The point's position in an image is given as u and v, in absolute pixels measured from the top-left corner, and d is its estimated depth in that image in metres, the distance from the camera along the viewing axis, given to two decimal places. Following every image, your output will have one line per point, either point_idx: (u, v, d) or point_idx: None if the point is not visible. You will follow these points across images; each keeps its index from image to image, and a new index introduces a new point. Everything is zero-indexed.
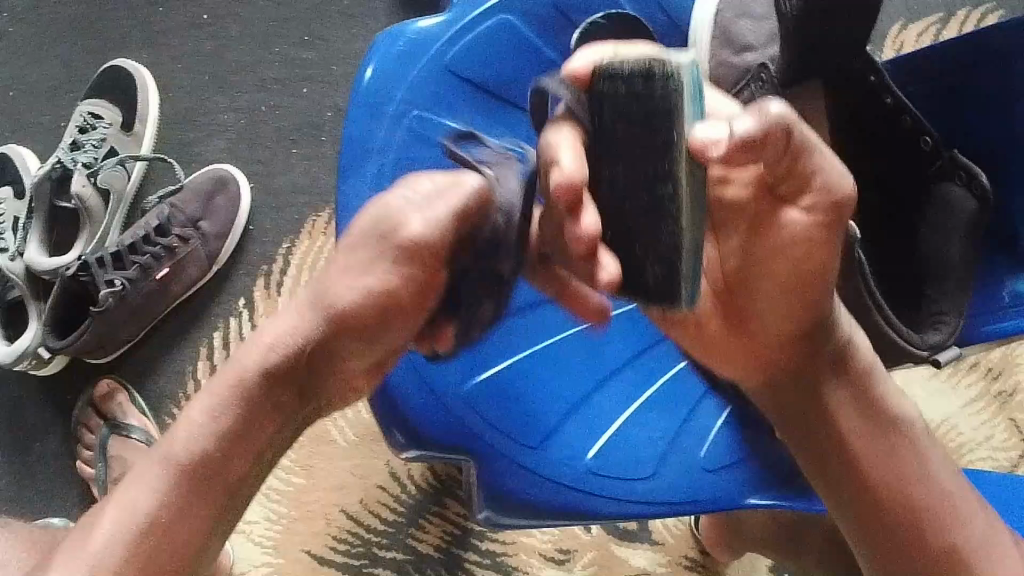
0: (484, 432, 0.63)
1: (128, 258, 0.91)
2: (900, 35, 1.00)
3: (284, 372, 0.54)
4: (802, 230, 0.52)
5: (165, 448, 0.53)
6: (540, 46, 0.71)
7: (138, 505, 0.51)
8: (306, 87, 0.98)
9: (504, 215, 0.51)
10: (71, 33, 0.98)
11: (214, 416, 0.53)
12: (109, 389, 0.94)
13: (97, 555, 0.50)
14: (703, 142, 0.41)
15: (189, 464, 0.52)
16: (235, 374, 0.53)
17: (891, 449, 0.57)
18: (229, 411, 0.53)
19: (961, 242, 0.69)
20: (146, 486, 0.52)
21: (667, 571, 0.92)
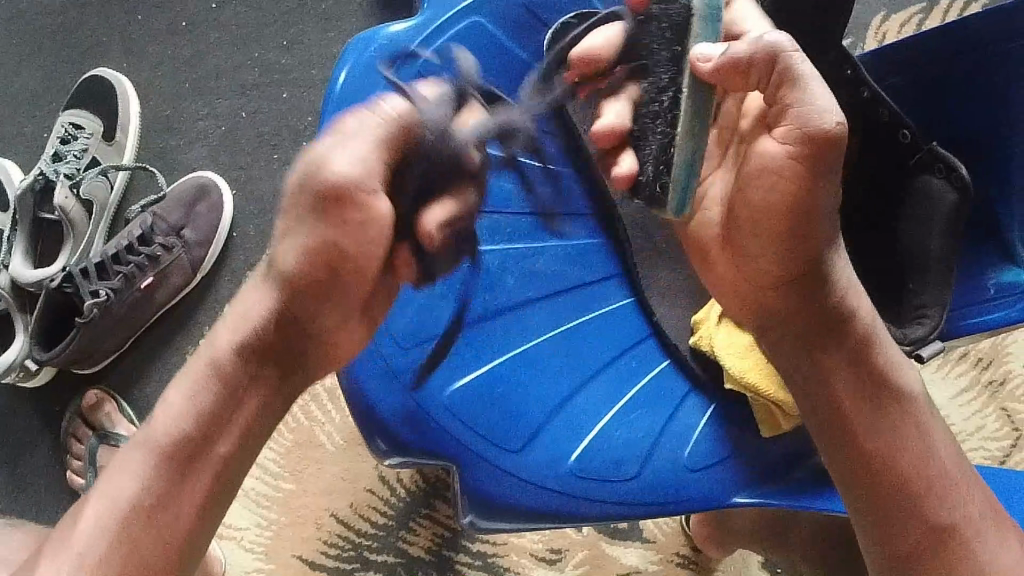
0: (462, 434, 0.62)
1: (111, 268, 0.91)
2: (882, 26, 1.00)
3: (257, 343, 0.51)
4: (777, 162, 0.53)
5: (146, 432, 0.51)
6: (513, 47, 0.71)
7: (121, 495, 0.49)
8: (286, 91, 0.98)
9: (433, 132, 0.46)
10: (50, 44, 0.98)
11: (192, 395, 0.51)
12: (97, 399, 0.94)
13: (83, 550, 0.48)
14: (699, 55, 0.51)
15: (171, 447, 0.50)
16: (209, 355, 0.51)
17: (888, 417, 0.54)
18: (209, 390, 0.51)
19: (941, 235, 0.68)
20: (130, 474, 0.50)
21: (659, 568, 0.92)
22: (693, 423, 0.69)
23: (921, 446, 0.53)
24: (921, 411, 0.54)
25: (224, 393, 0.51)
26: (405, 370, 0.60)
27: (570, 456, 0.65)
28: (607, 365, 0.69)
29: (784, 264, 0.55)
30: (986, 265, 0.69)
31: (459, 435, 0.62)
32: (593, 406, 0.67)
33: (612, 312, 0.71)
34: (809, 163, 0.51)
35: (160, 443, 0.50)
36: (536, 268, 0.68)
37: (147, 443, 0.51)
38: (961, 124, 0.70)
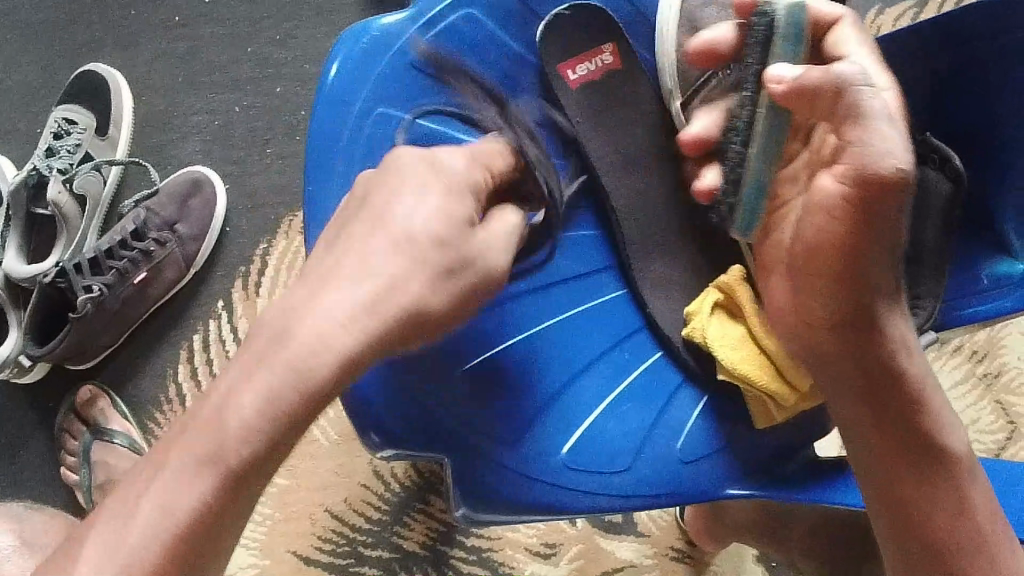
0: (468, 430, 0.62)
1: (105, 263, 0.91)
2: (877, 19, 0.99)
3: (356, 356, 0.47)
4: (830, 201, 0.53)
5: (214, 436, 0.45)
6: (504, 38, 0.70)
7: (180, 511, 0.44)
8: (279, 86, 0.98)
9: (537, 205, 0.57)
10: (43, 38, 0.98)
11: (273, 402, 0.46)
12: (91, 395, 0.93)
13: (125, 562, 0.43)
14: (773, 75, 0.55)
15: (243, 462, 0.45)
16: (289, 357, 0.46)
17: (922, 467, 0.52)
18: (290, 397, 0.46)
19: (935, 227, 0.69)
20: (166, 487, 0.45)
21: (654, 562, 0.92)
22: (685, 416, 0.68)
23: (958, 499, 0.51)
24: (964, 466, 0.52)
25: (313, 402, 0.47)
26: (416, 387, 0.61)
27: (561, 449, 0.65)
28: (599, 357, 0.69)
29: (836, 309, 0.55)
30: (979, 257, 0.69)
31: (460, 436, 0.62)
32: (586, 399, 0.67)
33: (602, 304, 0.70)
34: (858, 205, 0.51)
35: (226, 455, 0.45)
36: (575, 288, 0.70)
37: (205, 456, 0.45)
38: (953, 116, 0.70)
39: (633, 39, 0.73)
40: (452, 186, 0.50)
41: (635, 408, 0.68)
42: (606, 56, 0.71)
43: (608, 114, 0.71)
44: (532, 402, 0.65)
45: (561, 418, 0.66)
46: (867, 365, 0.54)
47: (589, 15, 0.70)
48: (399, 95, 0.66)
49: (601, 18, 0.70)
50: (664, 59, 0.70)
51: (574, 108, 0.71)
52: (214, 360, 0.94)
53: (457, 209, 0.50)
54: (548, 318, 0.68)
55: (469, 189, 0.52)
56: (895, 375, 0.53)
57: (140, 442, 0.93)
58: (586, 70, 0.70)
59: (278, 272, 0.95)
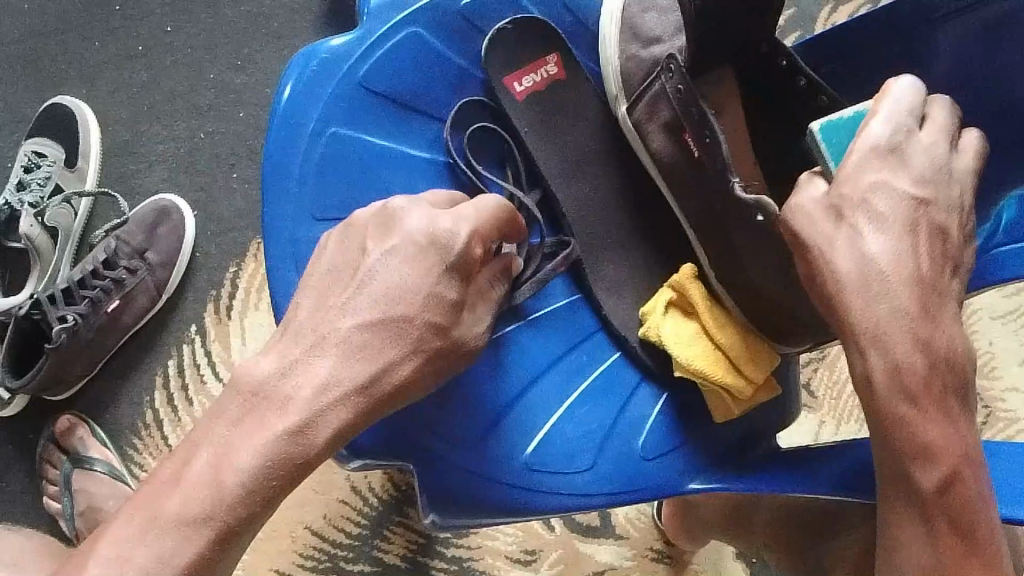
0: (434, 441, 0.63)
1: (78, 293, 0.92)
2: (830, 17, 1.01)
3: (323, 417, 0.51)
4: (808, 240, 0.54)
5: (212, 492, 0.48)
6: (450, 55, 0.70)
7: (180, 556, 0.46)
8: (241, 111, 0.99)
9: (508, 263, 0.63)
10: (8, 74, 0.99)
11: (270, 464, 0.49)
12: (70, 425, 0.94)
13: None
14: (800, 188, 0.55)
15: (236, 525, 0.48)
16: (283, 427, 0.49)
17: (915, 490, 0.47)
18: (282, 462, 0.49)
19: None
20: (139, 539, 0.47)
21: (633, 564, 0.93)
22: (646, 412, 0.69)
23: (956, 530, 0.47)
24: (971, 497, 0.47)
25: (300, 471, 0.50)
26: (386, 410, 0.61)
27: (524, 450, 0.65)
28: (559, 359, 0.69)
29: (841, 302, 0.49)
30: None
31: (426, 445, 0.62)
32: (549, 400, 0.67)
33: (560, 308, 0.71)
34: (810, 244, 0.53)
35: (221, 513, 0.47)
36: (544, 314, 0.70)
37: (199, 515, 0.47)
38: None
39: (574, 44, 0.75)
40: (439, 273, 0.54)
41: (596, 409, 0.68)
42: (550, 67, 0.72)
43: (554, 124, 0.72)
44: (502, 422, 0.65)
45: (536, 442, 0.65)
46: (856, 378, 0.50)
47: (530, 28, 0.71)
48: (350, 116, 0.67)
49: (541, 30, 0.72)
50: (607, 66, 0.72)
51: (518, 119, 0.71)
52: (189, 384, 0.95)
53: (447, 293, 0.55)
54: (512, 336, 0.68)
55: (458, 270, 0.56)
56: (883, 387, 0.48)
57: (120, 468, 0.94)
58: (532, 81, 0.72)
59: (248, 294, 0.97)
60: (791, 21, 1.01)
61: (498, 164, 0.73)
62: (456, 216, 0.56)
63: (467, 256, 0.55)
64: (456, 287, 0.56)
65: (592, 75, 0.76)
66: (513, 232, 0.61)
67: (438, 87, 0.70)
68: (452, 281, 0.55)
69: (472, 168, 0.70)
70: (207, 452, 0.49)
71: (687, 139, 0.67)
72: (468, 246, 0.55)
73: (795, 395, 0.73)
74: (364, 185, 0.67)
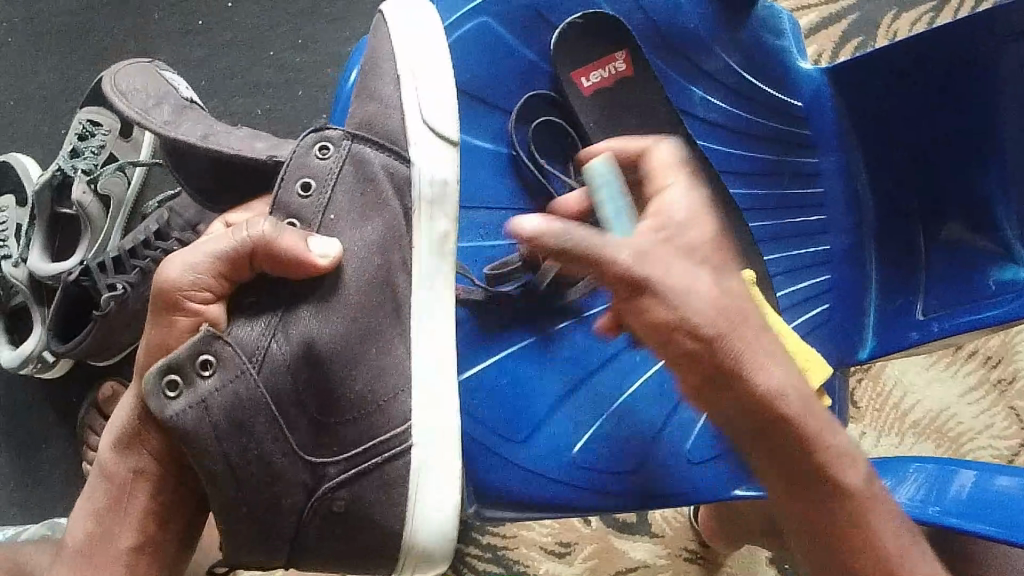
0: (480, 434, 0.64)
1: (128, 262, 0.90)
2: (893, 24, 1.00)
3: (142, 431, 0.59)
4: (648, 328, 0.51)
5: (113, 478, 0.60)
6: (519, 48, 0.69)
7: (98, 482, 0.62)
8: (300, 89, 0.98)
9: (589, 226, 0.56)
10: (63, 42, 0.97)
11: (116, 440, 0.60)
12: (113, 392, 0.96)
13: (86, 495, 0.63)
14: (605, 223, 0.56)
15: (144, 542, 0.61)
16: (126, 423, 0.60)
17: (189, 543, 0.64)
18: (123, 434, 0.60)
19: (333, 425, 0.59)
20: (108, 431, 0.62)
21: (666, 562, 0.94)
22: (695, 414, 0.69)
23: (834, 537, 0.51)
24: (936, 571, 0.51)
25: (143, 457, 0.60)
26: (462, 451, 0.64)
27: (573, 446, 0.66)
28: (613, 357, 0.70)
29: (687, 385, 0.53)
30: (972, 249, 0.67)
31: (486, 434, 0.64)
32: (598, 400, 0.68)
33: None
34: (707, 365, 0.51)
35: (110, 481, 0.61)
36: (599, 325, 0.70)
37: (107, 508, 0.61)
38: (935, 127, 0.67)
39: (642, 41, 0.72)
40: (198, 241, 0.58)
41: (646, 407, 0.68)
42: (619, 64, 0.70)
43: (624, 119, 0.71)
44: (544, 424, 0.66)
45: (576, 437, 0.66)
46: (162, 460, 0.60)
47: (601, 28, 0.70)
48: None
49: (612, 27, 0.70)
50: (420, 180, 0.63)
51: (583, 113, 0.70)
52: None
53: (200, 247, 0.57)
54: (561, 332, 0.69)
55: (208, 248, 0.56)
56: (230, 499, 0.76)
57: None
58: (599, 77, 0.70)
59: None
60: (854, 27, 1.00)
61: (560, 161, 0.72)
62: (189, 258, 0.56)
63: (176, 297, 0.56)
64: (177, 334, 0.57)
65: (670, 87, 0.73)
66: (242, 240, 0.56)
67: (504, 80, 0.68)
68: (175, 328, 0.57)
69: (536, 163, 0.69)
70: (107, 437, 0.62)
71: (264, 269, 0.58)
72: (186, 284, 0.56)
73: (844, 413, 0.75)
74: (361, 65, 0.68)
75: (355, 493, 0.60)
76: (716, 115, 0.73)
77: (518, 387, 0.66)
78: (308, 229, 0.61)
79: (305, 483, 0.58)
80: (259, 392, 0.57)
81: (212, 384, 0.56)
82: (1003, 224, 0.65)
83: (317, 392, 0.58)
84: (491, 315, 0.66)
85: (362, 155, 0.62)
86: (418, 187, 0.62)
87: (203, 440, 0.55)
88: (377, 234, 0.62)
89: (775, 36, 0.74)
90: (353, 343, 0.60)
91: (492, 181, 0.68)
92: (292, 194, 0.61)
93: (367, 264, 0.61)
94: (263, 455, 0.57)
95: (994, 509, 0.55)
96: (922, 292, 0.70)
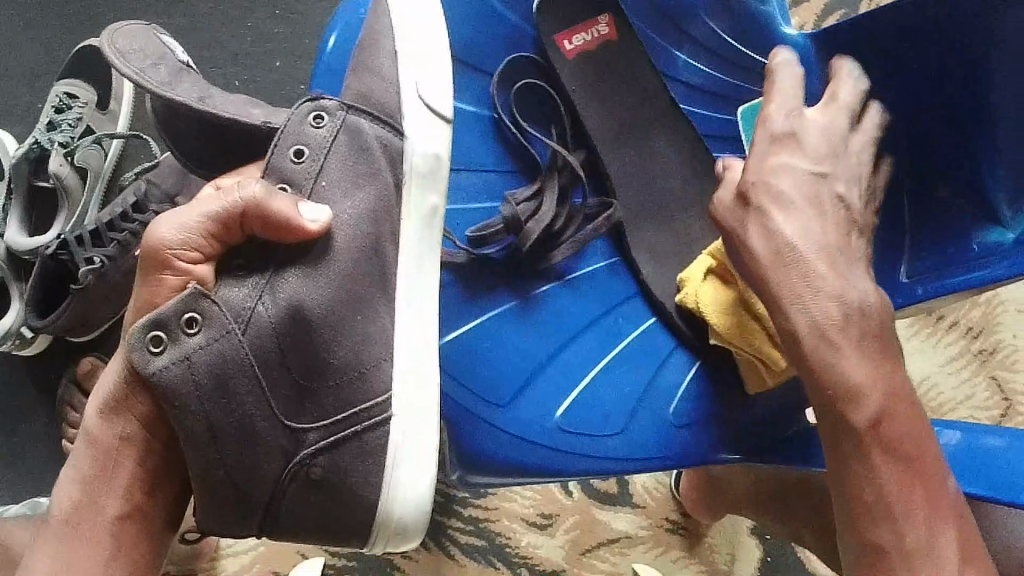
0: (467, 400, 0.63)
1: (105, 235, 0.89)
2: None
3: (128, 395, 0.59)
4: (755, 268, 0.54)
5: (99, 445, 0.59)
6: (502, 11, 0.68)
7: (83, 451, 0.60)
8: (278, 61, 0.97)
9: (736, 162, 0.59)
10: (38, 14, 0.95)
11: (102, 406, 0.59)
12: (92, 367, 0.95)
13: (70, 466, 0.61)
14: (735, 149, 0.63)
15: (131, 510, 0.59)
16: (114, 387, 0.59)
17: (176, 515, 0.63)
18: (110, 399, 0.59)
19: (320, 389, 0.59)
20: (94, 397, 0.61)
21: (648, 533, 0.94)
22: (678, 378, 0.69)
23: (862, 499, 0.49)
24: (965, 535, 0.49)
25: (129, 421, 0.59)
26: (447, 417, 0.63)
27: (555, 412, 0.65)
28: (596, 323, 0.70)
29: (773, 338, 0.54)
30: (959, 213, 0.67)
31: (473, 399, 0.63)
32: (581, 365, 0.68)
33: (598, 269, 0.72)
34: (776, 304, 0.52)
35: (96, 448, 0.60)
36: (582, 293, 0.71)
37: (93, 476, 0.59)
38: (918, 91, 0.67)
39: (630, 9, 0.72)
40: (191, 201, 0.57)
41: (629, 372, 0.69)
42: (602, 27, 0.71)
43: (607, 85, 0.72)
44: (529, 389, 0.66)
45: (560, 402, 0.66)
46: (148, 425, 0.59)
47: None
48: None
49: None
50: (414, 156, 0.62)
51: (567, 77, 0.70)
52: None
53: (192, 207, 0.56)
54: (542, 297, 0.69)
55: (201, 208, 0.56)
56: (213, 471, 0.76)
57: None
58: (582, 40, 0.71)
59: None
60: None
61: (544, 125, 0.71)
62: (180, 217, 0.55)
63: (165, 256, 0.55)
64: (165, 293, 0.56)
65: (653, 51, 0.74)
66: (234, 202, 0.55)
67: (489, 44, 0.68)
68: (162, 286, 0.56)
69: (518, 126, 0.69)
70: (93, 404, 0.61)
71: (257, 233, 0.57)
72: (177, 243, 0.55)
73: None
74: (355, 35, 0.66)
75: (340, 459, 0.59)
76: (697, 77, 0.75)
77: (505, 352, 0.65)
78: (300, 194, 0.59)
79: (283, 448, 0.57)
80: (244, 354, 0.55)
81: (196, 341, 0.54)
82: (989, 188, 0.65)
83: (302, 357, 0.58)
84: (475, 279, 0.66)
85: (356, 126, 0.61)
86: (408, 162, 0.62)
87: (186, 400, 0.54)
88: (369, 201, 0.61)
89: (761, 2, 0.72)
90: (339, 308, 0.59)
91: (476, 144, 0.68)
92: (285, 160, 0.60)
93: (357, 232, 0.60)
94: (246, 418, 0.56)
95: (984, 469, 0.55)
96: (907, 254, 0.70)
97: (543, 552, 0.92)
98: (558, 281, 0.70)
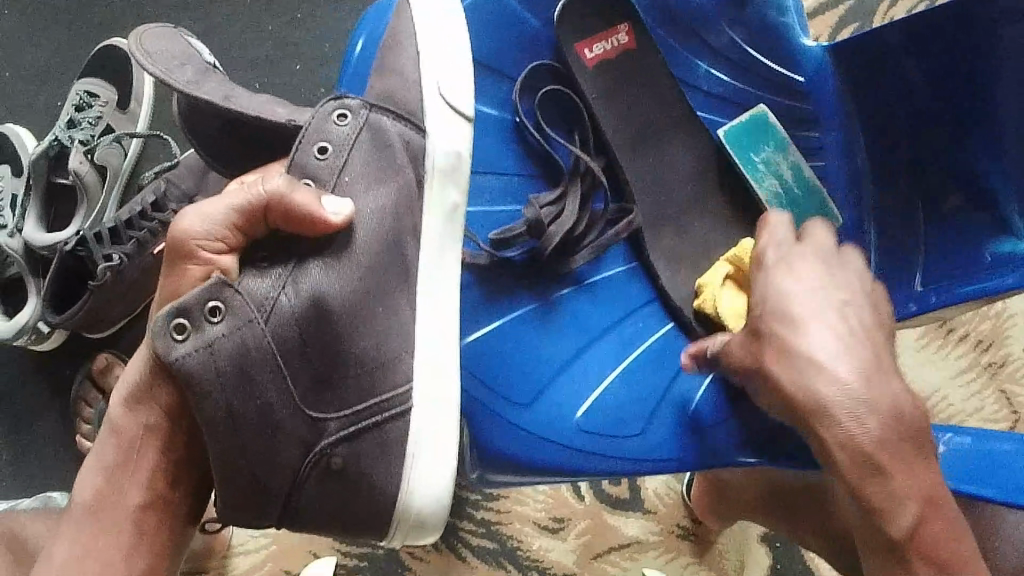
0: (485, 399, 0.64)
1: (124, 233, 0.89)
2: (889, 10, 1.01)
3: (152, 384, 0.59)
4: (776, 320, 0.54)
5: (123, 434, 0.60)
6: (524, 16, 0.69)
7: (107, 439, 0.61)
8: (297, 64, 0.97)
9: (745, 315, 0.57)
10: (58, 14, 0.96)
11: (127, 395, 0.60)
12: (107, 363, 0.95)
13: (93, 454, 0.62)
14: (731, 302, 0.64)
15: (152, 500, 0.60)
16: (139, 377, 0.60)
17: (196, 506, 0.64)
18: (134, 388, 0.60)
19: (340, 381, 0.59)
20: (118, 386, 0.61)
21: (659, 539, 0.94)
22: (695, 383, 0.70)
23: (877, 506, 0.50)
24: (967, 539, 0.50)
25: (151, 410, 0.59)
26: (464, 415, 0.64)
27: (577, 411, 0.66)
28: (613, 326, 0.71)
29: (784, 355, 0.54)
30: (973, 223, 0.67)
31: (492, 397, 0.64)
32: (598, 368, 0.69)
33: (616, 274, 0.73)
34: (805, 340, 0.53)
35: (120, 437, 0.60)
36: (598, 297, 0.71)
37: (116, 465, 0.60)
38: (930, 103, 0.68)
39: (650, 17, 0.73)
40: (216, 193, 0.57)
41: (645, 375, 0.70)
42: (621, 36, 0.72)
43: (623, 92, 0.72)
44: (546, 390, 0.66)
45: (577, 402, 0.67)
46: (172, 415, 0.60)
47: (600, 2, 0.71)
48: None
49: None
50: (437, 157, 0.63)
51: (588, 86, 0.71)
52: None
53: (217, 198, 0.56)
54: (558, 300, 0.69)
55: (225, 199, 0.56)
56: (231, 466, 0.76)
57: None
58: (602, 49, 0.71)
59: None
60: (849, 12, 1.01)
61: (565, 129, 0.72)
62: (205, 207, 0.56)
63: (190, 246, 0.55)
64: (188, 284, 0.56)
65: (673, 60, 0.75)
66: (258, 195, 0.56)
67: (511, 49, 0.69)
68: (186, 277, 0.56)
69: (541, 131, 0.69)
70: (118, 392, 0.61)
71: (280, 224, 0.57)
72: (201, 233, 0.55)
73: None
74: (379, 39, 0.66)
75: (358, 452, 0.60)
76: (717, 87, 0.76)
77: (521, 353, 0.66)
78: (323, 189, 0.60)
79: (303, 438, 0.58)
80: (267, 341, 0.56)
81: (219, 329, 0.54)
82: (1001, 198, 0.65)
83: (323, 348, 0.58)
84: (493, 281, 0.67)
85: (379, 124, 0.62)
86: (430, 160, 0.63)
87: (208, 386, 0.54)
88: (390, 198, 0.62)
89: (778, 13, 0.74)
90: (360, 302, 0.59)
91: (500, 148, 0.69)
92: (309, 157, 0.60)
93: (378, 228, 0.61)
94: (267, 407, 0.56)
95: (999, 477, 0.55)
96: (921, 264, 0.71)
97: (554, 555, 0.92)
98: (576, 287, 0.70)
